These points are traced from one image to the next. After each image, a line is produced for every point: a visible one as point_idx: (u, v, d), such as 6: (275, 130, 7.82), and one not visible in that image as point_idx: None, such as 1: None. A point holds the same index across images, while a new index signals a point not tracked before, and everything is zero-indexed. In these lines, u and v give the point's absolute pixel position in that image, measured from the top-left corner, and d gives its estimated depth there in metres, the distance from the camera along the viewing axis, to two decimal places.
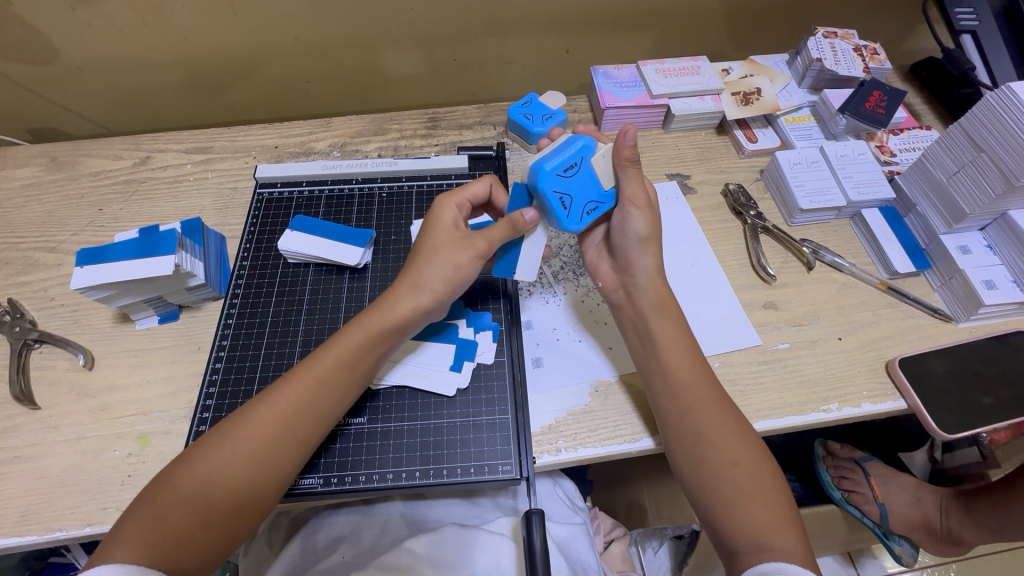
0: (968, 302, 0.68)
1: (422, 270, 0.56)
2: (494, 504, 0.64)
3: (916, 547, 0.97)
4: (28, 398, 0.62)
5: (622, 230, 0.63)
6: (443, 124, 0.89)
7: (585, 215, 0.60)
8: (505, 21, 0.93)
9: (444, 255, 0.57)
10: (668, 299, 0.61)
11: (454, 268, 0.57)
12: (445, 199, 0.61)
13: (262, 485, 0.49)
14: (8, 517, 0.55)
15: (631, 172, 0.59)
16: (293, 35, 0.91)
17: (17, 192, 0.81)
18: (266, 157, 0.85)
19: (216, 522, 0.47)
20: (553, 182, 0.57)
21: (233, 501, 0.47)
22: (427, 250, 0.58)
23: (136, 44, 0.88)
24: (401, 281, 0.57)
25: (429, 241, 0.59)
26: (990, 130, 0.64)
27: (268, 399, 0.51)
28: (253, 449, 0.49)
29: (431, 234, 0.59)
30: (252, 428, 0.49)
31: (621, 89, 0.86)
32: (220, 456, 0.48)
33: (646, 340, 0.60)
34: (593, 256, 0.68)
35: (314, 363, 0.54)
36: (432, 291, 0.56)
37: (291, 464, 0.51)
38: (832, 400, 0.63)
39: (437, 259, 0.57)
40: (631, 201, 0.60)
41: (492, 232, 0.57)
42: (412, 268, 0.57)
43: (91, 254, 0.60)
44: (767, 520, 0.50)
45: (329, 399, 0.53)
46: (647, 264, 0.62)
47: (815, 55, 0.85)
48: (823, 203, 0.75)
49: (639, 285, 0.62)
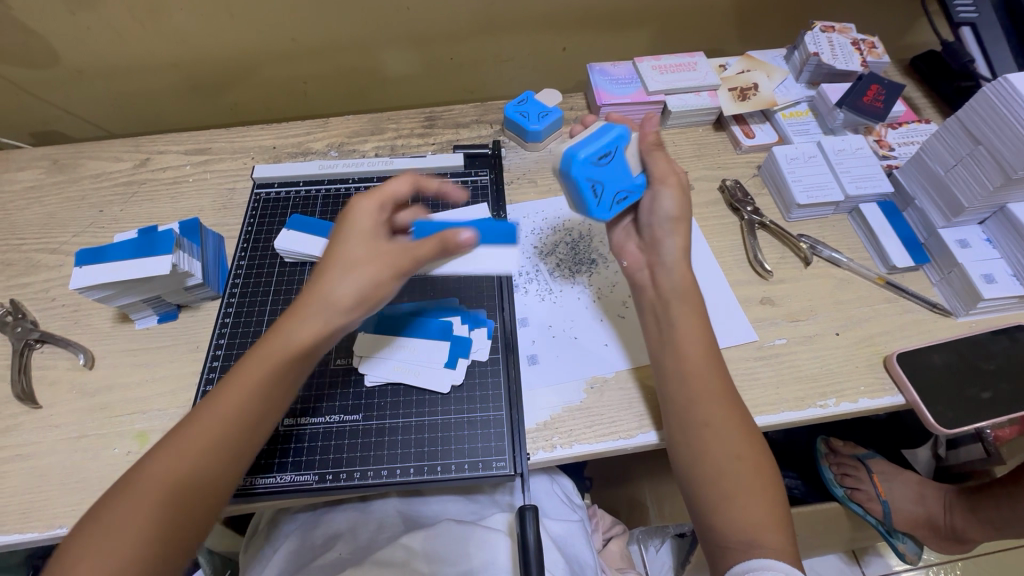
0: (967, 297, 0.67)
1: (334, 289, 0.51)
2: (491, 501, 0.63)
3: (919, 545, 0.97)
4: (29, 397, 0.63)
5: (653, 210, 0.63)
6: (440, 122, 0.89)
7: (615, 204, 0.63)
8: (501, 19, 0.93)
9: (361, 273, 0.51)
10: (691, 286, 0.60)
11: (372, 286, 0.51)
12: (366, 199, 0.56)
13: (212, 482, 0.47)
14: (10, 514, 0.56)
15: (657, 154, 0.63)
16: (290, 37, 0.91)
17: (20, 194, 0.82)
18: (264, 158, 0.86)
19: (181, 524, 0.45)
20: (589, 171, 0.59)
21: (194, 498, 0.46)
22: (341, 264, 0.52)
23: (135, 47, 0.89)
24: (309, 295, 0.51)
25: (343, 254, 0.53)
26: (988, 123, 0.64)
27: (221, 389, 0.49)
28: (200, 444, 0.47)
29: (350, 245, 0.53)
30: (198, 424, 0.47)
31: (617, 86, 0.86)
32: (179, 452, 0.46)
33: (666, 322, 0.59)
34: (620, 236, 0.69)
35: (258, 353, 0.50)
36: (348, 311, 0.51)
37: (244, 455, 0.49)
38: (830, 395, 0.63)
39: (351, 276, 0.51)
40: (662, 181, 0.62)
41: (420, 250, 0.53)
42: (327, 282, 0.52)
43: (89, 255, 0.61)
44: (759, 516, 0.50)
45: (279, 390, 0.50)
46: (674, 245, 0.62)
47: (813, 49, 0.84)
48: (821, 198, 0.74)
49: (665, 265, 0.62)
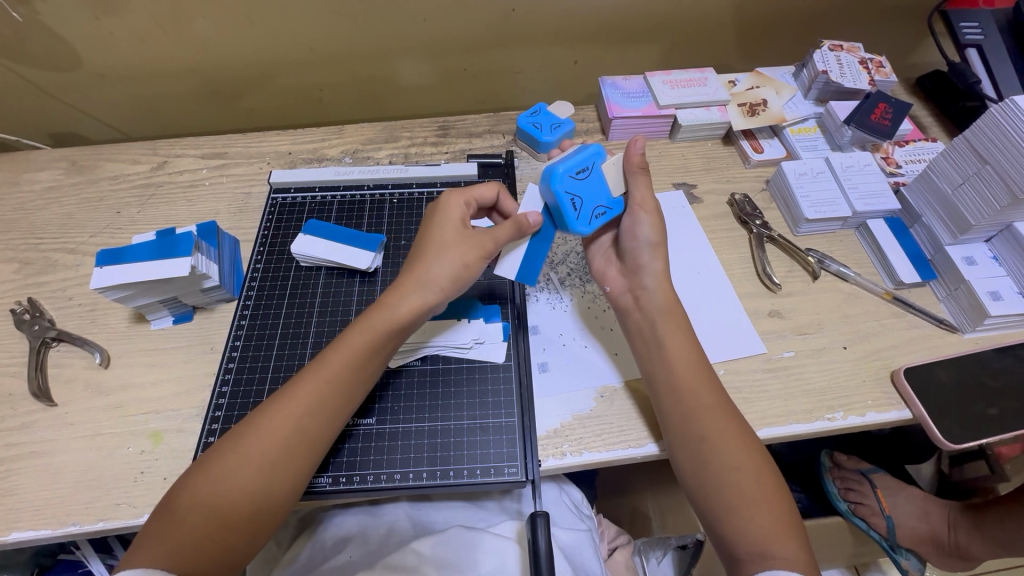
0: (974, 313, 0.68)
1: (429, 269, 0.57)
2: (498, 507, 0.64)
3: (922, 560, 0.95)
4: (45, 395, 0.63)
5: (632, 234, 0.64)
6: (453, 132, 0.90)
7: (593, 219, 0.62)
8: (515, 32, 0.95)
9: (451, 254, 0.58)
10: (673, 305, 0.62)
11: (462, 265, 0.58)
12: (455, 195, 0.63)
13: (275, 489, 0.50)
14: (24, 511, 0.57)
15: (640, 179, 0.63)
16: (308, 46, 0.93)
17: (38, 194, 0.83)
18: (279, 163, 0.87)
19: (233, 526, 0.48)
20: (566, 184, 0.60)
21: (248, 503, 0.49)
22: (433, 248, 0.59)
23: (155, 53, 0.91)
24: (407, 278, 0.58)
25: (436, 239, 0.59)
26: (994, 142, 0.65)
27: (276, 403, 0.53)
28: (265, 452, 0.50)
29: (437, 231, 0.60)
30: (266, 433, 0.51)
31: (629, 100, 0.87)
32: (234, 460, 0.50)
33: (653, 343, 0.60)
34: (601, 260, 0.69)
35: (323, 364, 0.55)
36: (439, 288, 0.57)
37: (303, 466, 0.52)
38: (837, 409, 0.63)
39: (442, 257, 0.58)
40: (641, 207, 0.62)
41: (500, 232, 0.59)
42: (418, 265, 0.58)
43: (110, 255, 0.62)
44: (770, 526, 0.51)
45: (336, 400, 0.54)
46: (655, 269, 0.63)
47: (821, 67, 0.85)
48: (829, 213, 0.76)
49: (646, 289, 0.63)
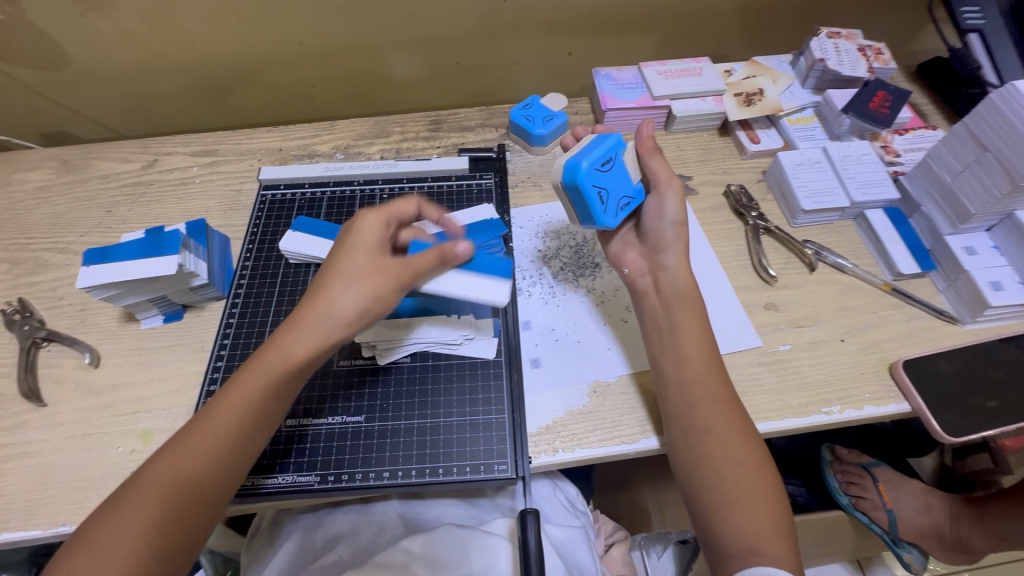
0: (974, 304, 0.67)
1: (335, 303, 0.52)
2: (492, 504, 0.64)
3: (925, 555, 0.94)
4: (35, 395, 0.63)
5: (657, 215, 0.64)
6: (445, 126, 0.89)
7: (619, 210, 0.62)
8: (508, 24, 0.94)
9: (360, 285, 0.52)
10: (693, 290, 0.61)
11: (372, 299, 0.52)
12: (372, 216, 0.57)
13: (227, 478, 0.48)
14: (14, 511, 0.57)
15: (657, 158, 0.64)
16: (298, 40, 0.92)
17: (29, 194, 0.83)
18: (270, 160, 0.87)
19: (180, 521, 0.45)
20: (593, 178, 0.58)
21: (199, 495, 0.46)
22: (342, 277, 0.53)
23: (145, 50, 0.90)
24: (310, 310, 0.52)
25: (339, 269, 0.53)
26: (995, 128, 0.63)
27: (231, 391, 0.50)
28: (221, 440, 0.48)
29: (345, 258, 0.54)
30: (219, 421, 0.48)
31: (622, 91, 0.86)
32: (186, 451, 0.47)
33: (668, 328, 0.59)
34: (619, 245, 0.68)
35: (278, 348, 0.51)
36: (350, 315, 0.52)
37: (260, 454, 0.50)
38: (834, 402, 0.62)
39: (350, 289, 0.52)
40: (667, 185, 0.63)
41: (419, 263, 0.54)
42: (321, 297, 0.52)
43: (98, 254, 0.61)
44: (763, 522, 0.50)
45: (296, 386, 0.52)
46: (677, 250, 0.62)
47: (818, 55, 0.84)
48: (826, 204, 0.74)
49: (668, 269, 0.62)
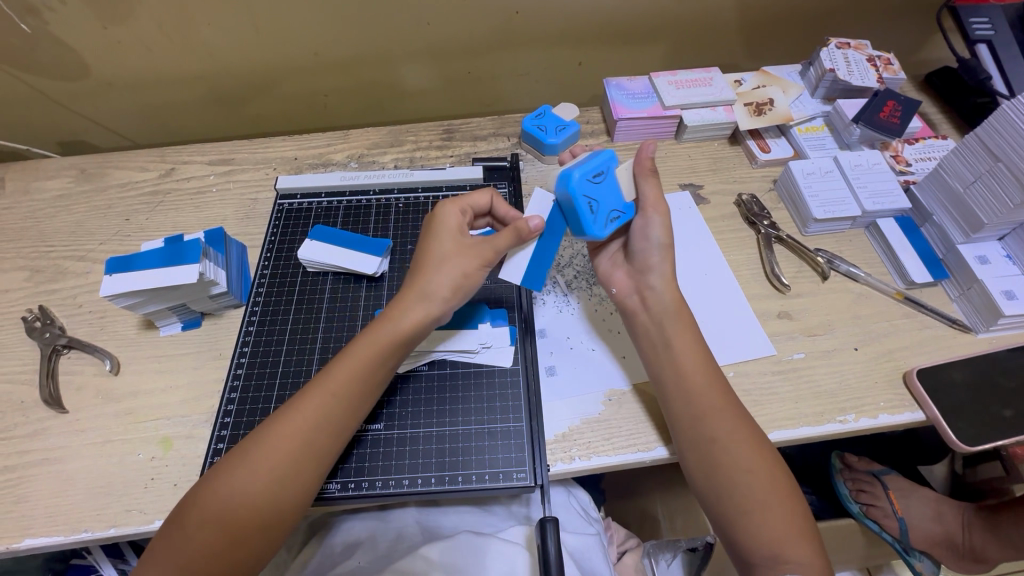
0: (987, 313, 0.67)
1: (326, 388, 0.54)
2: (507, 512, 0.64)
3: (937, 565, 0.93)
4: (56, 402, 0.64)
5: (642, 236, 0.63)
6: (458, 135, 0.90)
7: (607, 223, 0.61)
8: (520, 34, 0.95)
9: (324, 396, 0.54)
10: (681, 307, 0.61)
11: (337, 401, 0.54)
12: (449, 206, 0.62)
13: (284, 502, 0.50)
14: (36, 517, 0.57)
15: (651, 180, 0.62)
16: (313, 51, 0.93)
17: (48, 203, 0.84)
18: (285, 169, 0.88)
19: (241, 542, 0.48)
20: (583, 188, 0.58)
21: (256, 517, 0.49)
22: (434, 260, 0.59)
23: (163, 61, 0.91)
24: (293, 405, 0.54)
25: (326, 370, 0.56)
26: (1007, 138, 0.64)
27: (283, 418, 0.53)
28: (274, 466, 0.50)
29: (331, 365, 0.56)
30: (272, 447, 0.51)
31: (634, 101, 0.87)
32: (242, 475, 0.50)
33: (661, 344, 0.60)
34: (608, 264, 0.69)
35: (327, 378, 0.55)
36: (337, 404, 0.54)
37: (313, 480, 0.52)
38: (848, 411, 0.63)
39: (321, 393, 0.54)
40: (653, 207, 0.62)
41: (497, 240, 0.58)
42: (304, 399, 0.54)
43: (119, 262, 0.62)
44: (784, 530, 0.50)
45: (342, 414, 0.54)
46: (663, 271, 0.63)
47: (828, 66, 0.85)
48: (838, 213, 0.75)
49: (654, 290, 0.62)
